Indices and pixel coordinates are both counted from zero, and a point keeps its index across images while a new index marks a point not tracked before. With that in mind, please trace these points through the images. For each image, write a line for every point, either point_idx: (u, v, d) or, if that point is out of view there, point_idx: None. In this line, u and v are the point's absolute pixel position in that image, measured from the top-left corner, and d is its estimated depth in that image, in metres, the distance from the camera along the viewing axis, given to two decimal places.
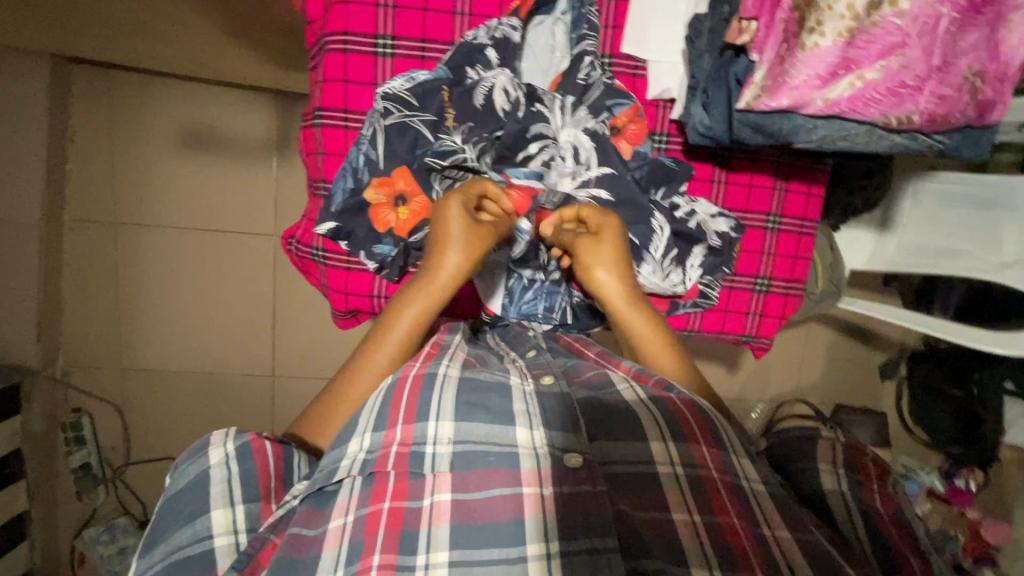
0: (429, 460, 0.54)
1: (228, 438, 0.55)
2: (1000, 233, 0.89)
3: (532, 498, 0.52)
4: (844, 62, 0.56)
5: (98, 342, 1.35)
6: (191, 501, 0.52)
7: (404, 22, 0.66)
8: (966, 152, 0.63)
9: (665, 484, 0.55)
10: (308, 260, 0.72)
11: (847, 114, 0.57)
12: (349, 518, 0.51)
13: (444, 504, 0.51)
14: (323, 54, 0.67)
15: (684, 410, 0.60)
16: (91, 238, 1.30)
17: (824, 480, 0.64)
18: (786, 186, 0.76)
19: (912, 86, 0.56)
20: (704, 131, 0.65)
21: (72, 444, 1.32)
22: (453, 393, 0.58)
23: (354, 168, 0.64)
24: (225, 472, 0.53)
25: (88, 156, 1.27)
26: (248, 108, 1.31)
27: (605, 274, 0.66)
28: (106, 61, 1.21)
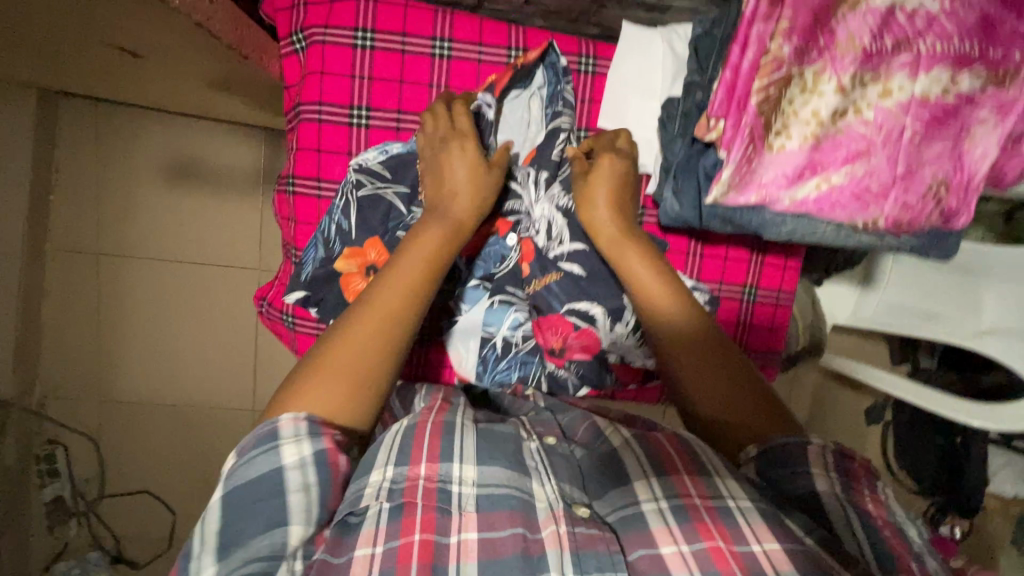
0: (456, 500, 0.51)
1: (304, 438, 0.48)
2: (980, 299, 0.92)
3: (551, 536, 0.49)
4: (810, 164, 0.57)
5: (79, 372, 1.33)
6: (267, 503, 0.46)
7: (380, 94, 0.68)
8: (933, 252, 0.67)
9: (651, 523, 0.51)
10: (280, 323, 0.73)
11: (814, 214, 0.59)
12: (378, 548, 0.46)
13: (471, 542, 0.47)
14: (298, 122, 0.69)
15: (668, 445, 0.58)
16: (74, 268, 1.29)
17: (817, 483, 0.52)
18: (763, 259, 0.76)
19: (877, 192, 0.58)
20: (674, 217, 0.66)
21: (45, 477, 1.30)
22: (473, 438, 0.56)
23: (326, 238, 0.65)
24: (302, 478, 0.47)
25: (74, 187, 1.26)
26: (238, 143, 1.31)
27: (598, 210, 0.66)
28: (95, 94, 1.21)
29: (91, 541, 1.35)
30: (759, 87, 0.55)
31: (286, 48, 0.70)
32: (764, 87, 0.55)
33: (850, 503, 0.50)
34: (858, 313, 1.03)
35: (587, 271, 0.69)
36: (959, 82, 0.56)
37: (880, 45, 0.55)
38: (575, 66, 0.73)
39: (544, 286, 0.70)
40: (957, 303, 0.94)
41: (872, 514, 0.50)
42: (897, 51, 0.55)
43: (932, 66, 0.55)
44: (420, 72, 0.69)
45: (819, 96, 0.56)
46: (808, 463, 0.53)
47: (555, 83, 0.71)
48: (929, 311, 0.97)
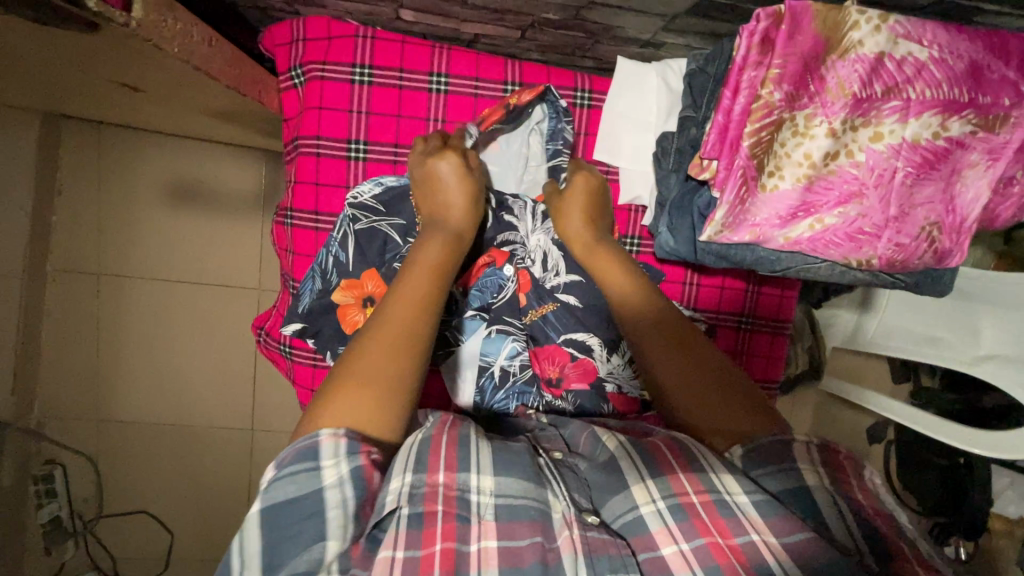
0: (474, 508, 0.48)
1: (343, 456, 0.46)
2: (979, 326, 0.91)
3: (567, 541, 0.47)
4: (803, 205, 0.58)
5: (78, 392, 1.33)
6: (308, 526, 0.44)
7: (378, 128, 0.70)
8: (929, 289, 0.67)
9: (650, 523, 0.49)
10: (277, 352, 0.74)
11: (808, 252, 0.60)
12: (398, 554, 0.43)
13: (491, 551, 0.45)
14: (296, 156, 0.70)
15: (663, 447, 0.56)
16: (75, 289, 1.30)
17: (805, 478, 0.50)
18: (760, 288, 0.76)
19: (870, 233, 0.58)
20: (670, 250, 0.67)
21: (43, 497, 1.28)
22: (489, 448, 0.53)
23: (323, 270, 0.66)
24: (341, 497, 0.45)
25: (75, 209, 1.27)
26: (238, 164, 1.31)
27: (573, 223, 0.69)
28: (97, 119, 1.22)
29: (90, 561, 1.35)
30: (750, 131, 0.56)
31: (285, 83, 0.72)
32: (756, 131, 0.56)
33: (840, 495, 0.49)
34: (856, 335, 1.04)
35: (583, 303, 0.71)
36: (949, 127, 0.57)
37: (869, 91, 0.56)
38: (572, 100, 0.74)
39: (540, 316, 0.72)
40: (956, 328, 0.93)
41: (863, 506, 0.48)
42: (887, 97, 0.56)
43: (921, 112, 0.56)
44: (417, 107, 0.70)
45: (811, 139, 0.56)
46: (794, 456, 0.52)
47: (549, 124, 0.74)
48: (930, 334, 0.96)
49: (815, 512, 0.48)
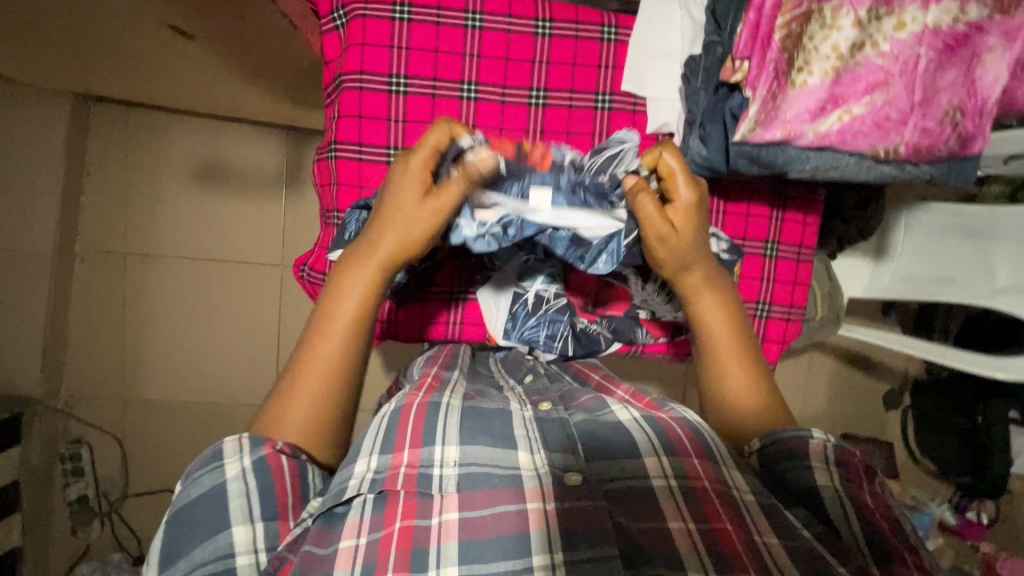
0: (437, 482, 0.57)
1: (244, 451, 0.55)
2: (992, 261, 0.94)
3: (536, 513, 0.54)
4: (832, 98, 0.61)
5: (102, 372, 1.35)
6: (211, 514, 0.52)
7: (416, 62, 0.74)
8: (953, 178, 0.68)
9: (660, 496, 0.57)
10: (318, 285, 0.78)
11: (838, 145, 0.63)
12: (361, 540, 0.52)
13: (452, 523, 0.54)
14: (339, 91, 0.74)
15: (675, 427, 0.65)
16: (101, 268, 1.32)
17: (818, 476, 0.58)
18: (783, 215, 0.80)
19: (897, 120, 0.61)
20: (702, 162, 0.70)
21: (69, 476, 1.32)
22: (456, 419, 0.63)
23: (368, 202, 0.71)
24: (242, 486, 0.53)
25: (102, 190, 1.30)
26: (262, 143, 1.34)
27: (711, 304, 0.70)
28: (125, 100, 1.26)
29: (113, 542, 1.36)
30: (782, 23, 0.61)
31: (327, 25, 0.75)
32: (786, 23, 0.61)
33: (849, 496, 0.56)
34: (874, 283, 1.07)
35: None
36: (968, 11, 0.60)
37: None
38: (599, 35, 0.77)
39: None
40: (968, 266, 0.96)
41: (870, 507, 0.55)
42: None
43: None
44: (453, 42, 0.74)
45: (838, 31, 0.60)
46: (809, 457, 0.60)
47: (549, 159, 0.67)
48: (942, 275, 1.00)
49: (825, 514, 0.56)
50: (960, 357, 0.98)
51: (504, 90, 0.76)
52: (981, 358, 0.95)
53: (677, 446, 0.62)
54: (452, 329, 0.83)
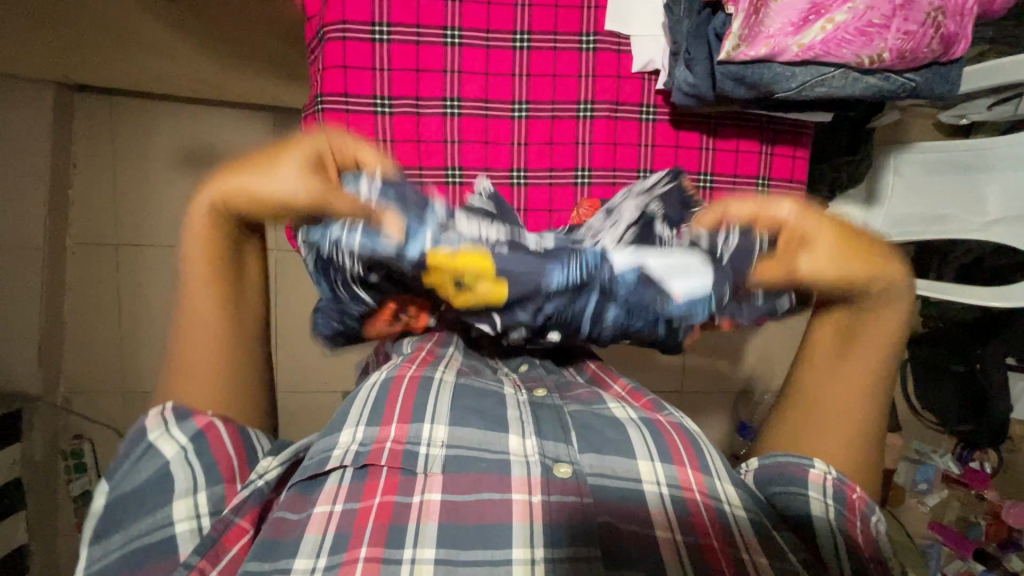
0: (422, 461, 0.57)
1: (170, 424, 0.56)
2: (982, 192, 0.95)
3: (522, 505, 0.55)
4: (814, 8, 0.61)
5: (101, 366, 1.34)
6: (154, 492, 0.53)
7: (399, 10, 0.76)
8: (937, 88, 0.68)
9: (651, 503, 0.57)
10: None
11: (823, 57, 0.63)
12: (336, 506, 0.54)
13: (433, 505, 0.55)
14: (323, 44, 0.75)
15: (669, 429, 0.65)
16: (93, 261, 1.31)
17: (812, 505, 0.59)
18: (772, 151, 0.86)
19: (880, 24, 0.61)
20: (689, 90, 0.71)
21: (72, 472, 1.30)
22: (448, 396, 0.62)
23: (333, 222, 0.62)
24: (183, 464, 0.54)
25: (90, 182, 1.30)
26: (247, 125, 1.33)
27: (810, 260, 0.56)
28: (108, 87, 1.25)
29: None
30: None
31: None
32: None
33: (840, 532, 0.57)
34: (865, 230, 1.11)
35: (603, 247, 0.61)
36: None
37: None
38: None
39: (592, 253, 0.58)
40: (959, 200, 0.98)
41: (859, 544, 0.57)
42: None
43: None
44: None
45: None
46: (805, 486, 0.60)
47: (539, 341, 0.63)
48: (934, 213, 1.01)
49: (810, 535, 0.58)
50: (951, 290, 1.01)
51: (488, 35, 0.79)
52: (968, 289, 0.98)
53: (672, 450, 0.62)
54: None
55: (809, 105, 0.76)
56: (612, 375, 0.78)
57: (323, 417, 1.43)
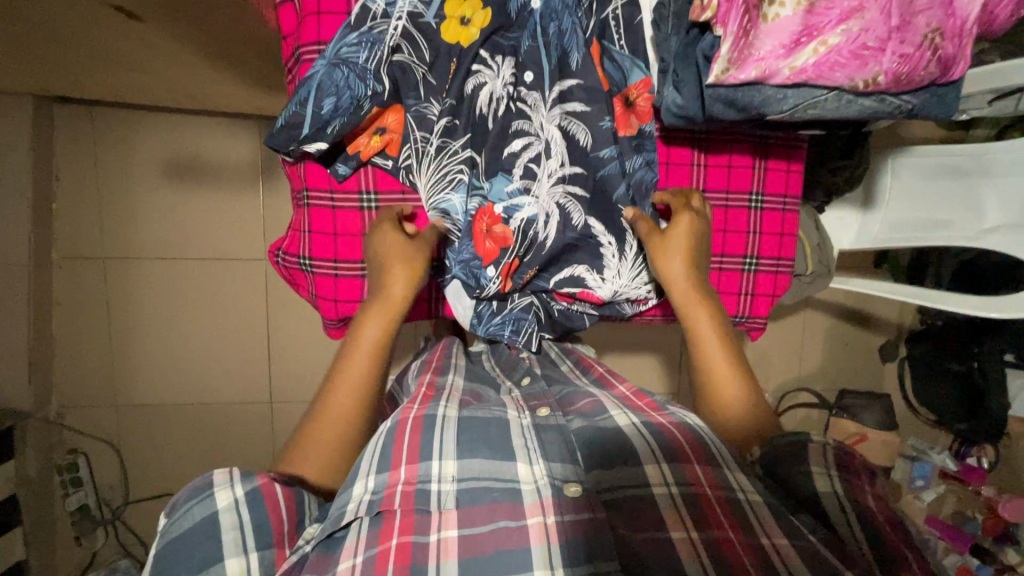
0: (434, 498, 0.56)
1: (236, 481, 0.54)
2: (981, 201, 0.93)
3: (537, 527, 0.54)
4: (806, 30, 0.59)
5: (93, 380, 1.33)
6: (203, 548, 0.50)
7: None
8: (934, 109, 0.66)
9: (663, 507, 0.55)
10: (296, 270, 0.85)
11: (815, 80, 0.61)
12: (358, 560, 0.51)
13: (451, 540, 0.53)
14: (298, 63, 0.79)
15: (676, 433, 0.64)
16: (81, 275, 1.30)
17: (817, 484, 0.58)
18: (766, 165, 0.88)
19: (875, 48, 0.59)
20: (677, 111, 0.69)
21: (69, 487, 1.30)
22: (453, 430, 0.63)
23: (356, 99, 0.74)
24: (236, 518, 0.52)
25: (74, 194, 1.27)
26: (234, 134, 1.31)
27: (677, 264, 0.77)
28: (89, 98, 1.22)
29: (120, 549, 1.37)
30: None
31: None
32: None
33: (849, 499, 0.56)
34: (863, 233, 1.09)
35: (585, 106, 0.80)
36: None
37: None
38: None
39: (563, 91, 0.80)
40: (960, 208, 0.96)
41: (871, 509, 0.55)
42: None
43: None
44: None
45: None
46: (808, 461, 0.60)
47: (518, 84, 0.79)
48: (931, 219, 0.99)
49: (826, 517, 0.56)
50: (949, 301, 0.99)
51: None
52: (968, 299, 0.96)
53: (678, 451, 0.61)
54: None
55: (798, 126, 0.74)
56: (615, 375, 0.81)
57: None
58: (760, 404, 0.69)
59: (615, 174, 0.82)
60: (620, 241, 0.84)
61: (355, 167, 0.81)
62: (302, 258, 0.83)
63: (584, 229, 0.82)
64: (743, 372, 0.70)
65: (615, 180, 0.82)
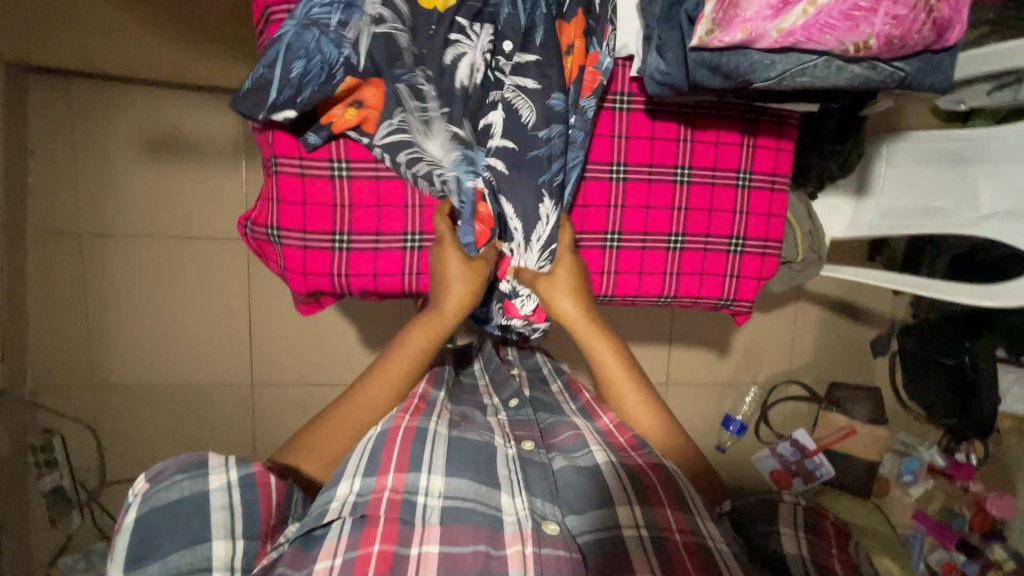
0: (421, 510, 0.62)
1: (229, 466, 0.62)
2: (976, 187, 0.91)
3: (516, 556, 0.59)
4: None
5: (68, 360, 1.30)
6: (192, 523, 0.58)
7: None
8: (927, 79, 0.64)
9: (633, 548, 0.62)
10: (265, 242, 0.83)
11: (804, 44, 0.58)
12: (337, 560, 0.57)
13: (431, 556, 0.59)
14: (268, 24, 0.76)
15: (650, 472, 0.70)
16: (56, 252, 1.26)
17: (785, 544, 0.71)
18: (754, 143, 0.86)
19: (867, 8, 0.56)
20: (662, 78, 0.67)
21: (43, 468, 1.28)
22: (443, 449, 0.68)
23: (331, 62, 0.71)
24: (225, 498, 0.60)
25: (49, 169, 1.23)
26: (215, 111, 1.28)
27: (566, 302, 0.80)
28: (64, 69, 1.18)
29: (96, 532, 1.35)
30: None
31: None
32: None
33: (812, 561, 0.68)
34: (856, 221, 1.06)
35: (537, 81, 0.76)
36: None
37: None
38: None
39: (519, 63, 0.77)
40: (954, 195, 0.94)
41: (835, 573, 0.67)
42: None
43: None
44: None
45: None
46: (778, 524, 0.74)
47: (497, 54, 0.77)
48: (925, 207, 0.97)
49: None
50: (938, 288, 0.97)
51: None
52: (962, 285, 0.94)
53: (650, 491, 0.68)
54: (408, 282, 0.83)
55: (786, 94, 0.71)
56: (602, 405, 0.85)
57: (300, 412, 1.41)
58: (654, 421, 0.81)
59: (551, 155, 0.77)
60: (529, 227, 0.79)
61: (326, 139, 0.78)
62: (268, 229, 0.81)
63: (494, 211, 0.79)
64: (638, 383, 0.83)
65: (542, 163, 0.77)
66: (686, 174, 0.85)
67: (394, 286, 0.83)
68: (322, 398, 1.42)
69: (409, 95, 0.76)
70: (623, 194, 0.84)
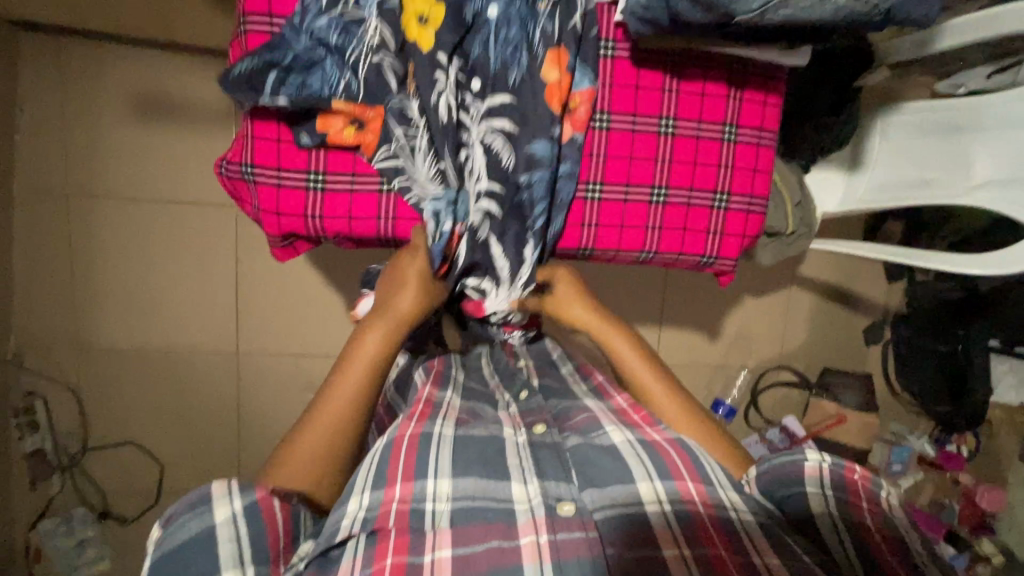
0: (430, 517, 0.62)
1: (234, 495, 0.59)
2: (968, 153, 0.90)
3: (531, 546, 0.59)
4: None
5: (52, 322, 1.30)
6: (199, 560, 0.55)
7: None
8: (915, 10, 0.62)
9: (656, 522, 0.63)
10: (239, 181, 0.81)
11: None
12: None
13: (444, 562, 0.58)
14: None
15: (667, 445, 0.73)
16: (44, 212, 1.26)
17: (812, 503, 0.68)
18: (742, 96, 0.85)
19: None
20: (642, 14, 0.65)
21: (24, 430, 1.29)
22: (448, 453, 0.67)
23: (332, 83, 0.75)
24: (232, 531, 0.57)
25: (38, 127, 1.23)
26: (206, 74, 1.27)
27: (578, 310, 0.90)
28: (55, 26, 1.18)
29: (76, 498, 1.34)
30: None
31: None
32: None
33: (840, 517, 0.66)
34: (849, 194, 1.06)
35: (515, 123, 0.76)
36: None
37: None
38: None
39: (501, 104, 0.76)
40: (946, 163, 0.93)
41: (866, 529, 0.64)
42: None
43: None
44: None
45: None
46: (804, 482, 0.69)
47: (468, 97, 0.77)
48: (918, 177, 0.96)
49: (824, 542, 0.66)
50: (924, 257, 0.98)
51: None
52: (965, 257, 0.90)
53: (669, 466, 0.69)
54: (382, 225, 0.82)
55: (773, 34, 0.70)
56: (613, 385, 0.88)
57: (285, 382, 1.40)
58: (675, 399, 0.83)
59: (534, 201, 0.78)
60: (514, 268, 0.80)
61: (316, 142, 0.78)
62: (243, 165, 0.79)
63: (484, 246, 0.77)
64: (671, 382, 0.85)
65: (529, 209, 0.78)
66: (672, 125, 0.83)
67: (369, 229, 0.82)
68: (308, 369, 1.40)
69: (401, 126, 0.75)
70: (606, 144, 0.83)
